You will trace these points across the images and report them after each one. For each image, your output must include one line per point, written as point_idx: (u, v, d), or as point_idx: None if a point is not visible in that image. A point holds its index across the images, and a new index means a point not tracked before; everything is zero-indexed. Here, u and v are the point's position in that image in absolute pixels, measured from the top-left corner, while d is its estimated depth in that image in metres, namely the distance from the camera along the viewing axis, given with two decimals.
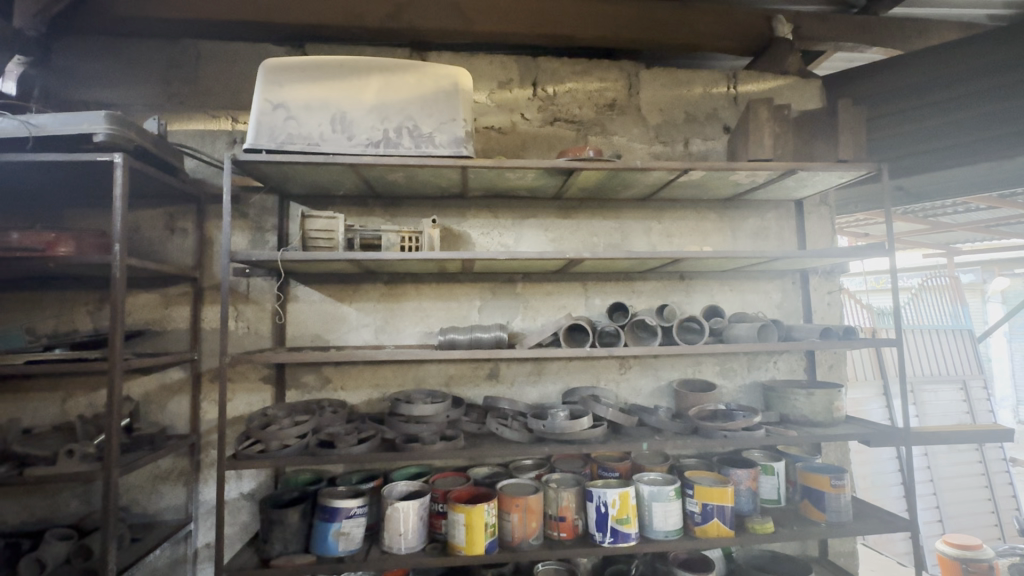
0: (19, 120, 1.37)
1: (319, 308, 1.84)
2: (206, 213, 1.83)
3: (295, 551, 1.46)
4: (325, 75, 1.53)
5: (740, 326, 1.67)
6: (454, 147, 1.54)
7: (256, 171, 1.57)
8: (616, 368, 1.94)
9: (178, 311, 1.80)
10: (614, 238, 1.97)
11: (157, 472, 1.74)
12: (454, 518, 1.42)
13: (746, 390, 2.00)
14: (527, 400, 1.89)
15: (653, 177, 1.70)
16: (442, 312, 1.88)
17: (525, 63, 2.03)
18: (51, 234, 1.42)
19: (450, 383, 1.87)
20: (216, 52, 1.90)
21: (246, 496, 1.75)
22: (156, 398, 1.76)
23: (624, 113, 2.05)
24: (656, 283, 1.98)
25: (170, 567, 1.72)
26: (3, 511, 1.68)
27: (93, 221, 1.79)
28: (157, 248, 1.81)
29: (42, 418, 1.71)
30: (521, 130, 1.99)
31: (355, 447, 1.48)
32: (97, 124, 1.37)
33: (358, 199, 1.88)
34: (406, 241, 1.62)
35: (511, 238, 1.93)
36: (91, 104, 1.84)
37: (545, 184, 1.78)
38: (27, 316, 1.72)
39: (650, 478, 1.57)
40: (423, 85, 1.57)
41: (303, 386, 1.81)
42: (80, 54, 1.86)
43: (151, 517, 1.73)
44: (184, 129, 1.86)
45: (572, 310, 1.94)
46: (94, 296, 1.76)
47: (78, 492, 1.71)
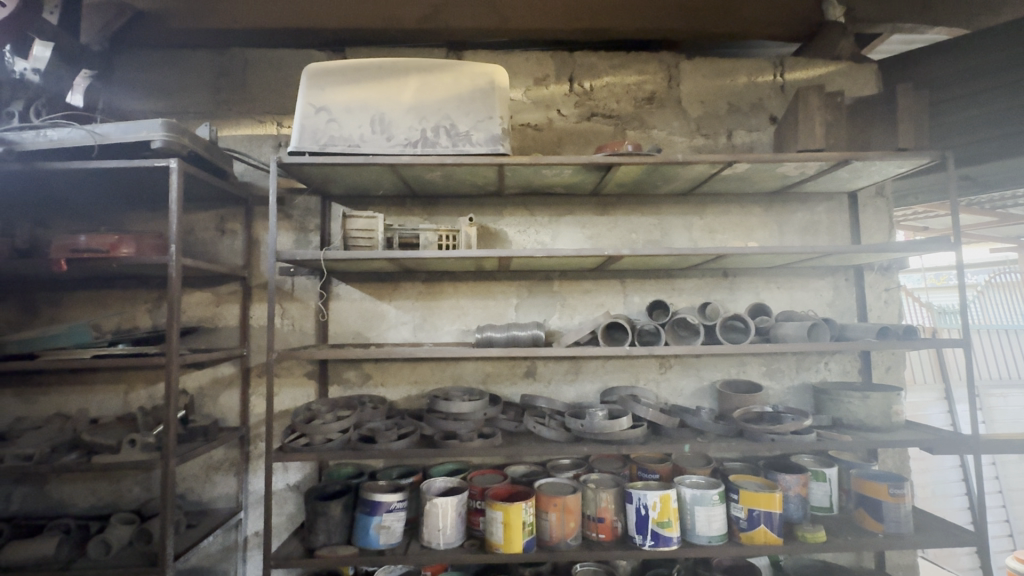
0: (85, 130, 1.46)
1: (360, 306, 1.88)
2: (253, 214, 1.91)
3: (338, 543, 1.50)
4: (365, 77, 1.57)
5: (789, 325, 1.59)
6: (491, 145, 1.53)
7: (300, 173, 1.63)
8: (655, 368, 1.90)
9: (228, 309, 1.88)
10: (654, 234, 1.93)
11: (210, 461, 1.82)
12: (493, 516, 1.42)
13: (795, 392, 1.91)
14: (565, 399, 1.88)
15: (695, 170, 1.65)
16: (479, 310, 1.89)
17: (561, 58, 2.01)
18: (114, 236, 1.50)
19: (488, 381, 1.87)
20: (262, 59, 1.97)
21: (292, 487, 1.81)
22: (209, 391, 1.85)
23: (664, 106, 1.99)
24: (697, 281, 1.92)
25: (223, 553, 1.80)
26: (74, 494, 1.80)
27: (152, 224, 1.90)
28: (209, 249, 1.89)
29: (108, 408, 1.83)
30: (558, 126, 1.97)
31: (395, 442, 1.50)
32: (155, 131, 1.44)
33: (397, 198, 1.91)
34: (443, 240, 1.64)
35: (548, 235, 1.92)
36: (149, 113, 1.95)
37: (582, 181, 1.75)
38: (94, 314, 1.84)
39: (692, 481, 1.52)
40: (460, 84, 1.57)
41: (345, 382, 1.86)
42: (139, 66, 1.97)
43: (205, 505, 1.82)
44: (232, 135, 1.94)
45: (610, 308, 1.90)
46: (153, 294, 1.86)
47: (140, 479, 1.82)
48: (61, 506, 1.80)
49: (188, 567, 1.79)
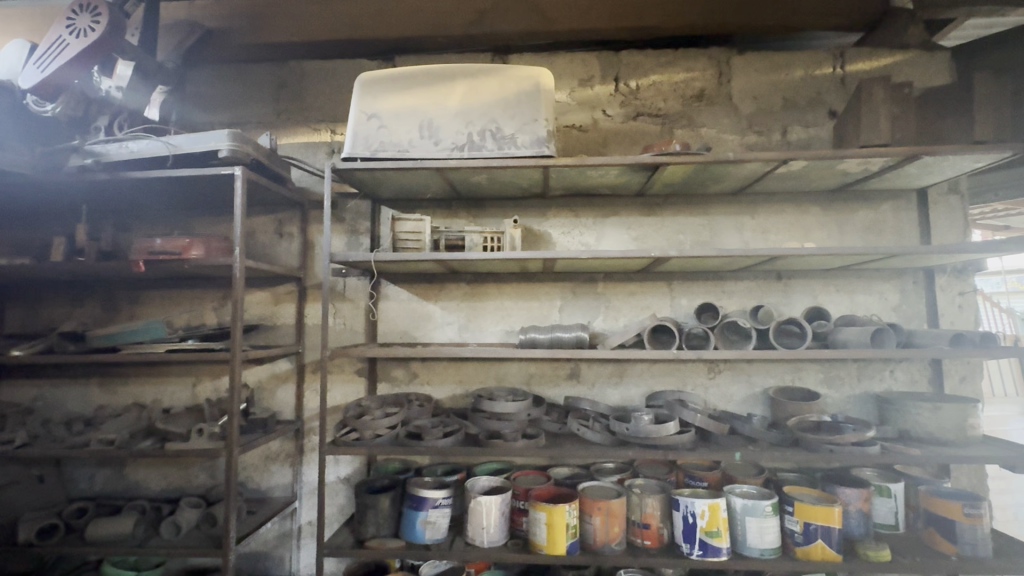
0: (162, 141, 1.58)
1: (407, 306, 1.94)
2: (309, 218, 2.01)
3: (386, 535, 1.55)
4: (414, 84, 1.61)
5: (849, 330, 1.51)
6: (536, 147, 1.54)
7: (352, 178, 1.69)
8: (703, 372, 1.84)
9: (285, 308, 1.98)
10: (702, 235, 1.88)
11: (269, 452, 1.93)
12: (536, 516, 1.43)
13: (855, 402, 1.80)
14: (609, 402, 1.86)
15: (747, 169, 1.60)
16: (523, 311, 1.90)
17: (607, 58, 1.99)
18: (185, 240, 1.62)
19: (531, 382, 1.88)
20: (317, 69, 2.07)
21: (343, 480, 1.88)
22: (268, 385, 1.95)
23: (714, 103, 1.94)
24: (749, 283, 1.86)
25: (280, 539, 1.90)
26: (148, 478, 1.95)
27: (217, 227, 2.03)
28: (269, 251, 2.00)
29: (178, 399, 1.97)
30: (603, 127, 1.95)
31: (441, 440, 1.54)
32: (222, 141, 1.55)
33: (443, 201, 1.95)
34: (488, 242, 1.66)
35: (593, 236, 1.90)
36: (216, 124, 2.09)
37: (627, 181, 1.73)
38: (167, 311, 1.99)
39: (743, 490, 1.47)
40: (506, 87, 1.59)
41: (392, 380, 1.92)
42: (207, 81, 2.11)
43: (264, 493, 1.92)
44: (290, 143, 2.04)
45: (657, 310, 1.87)
46: (219, 293, 1.99)
47: (206, 466, 1.94)
48: (137, 488, 1.95)
49: (248, 551, 1.90)
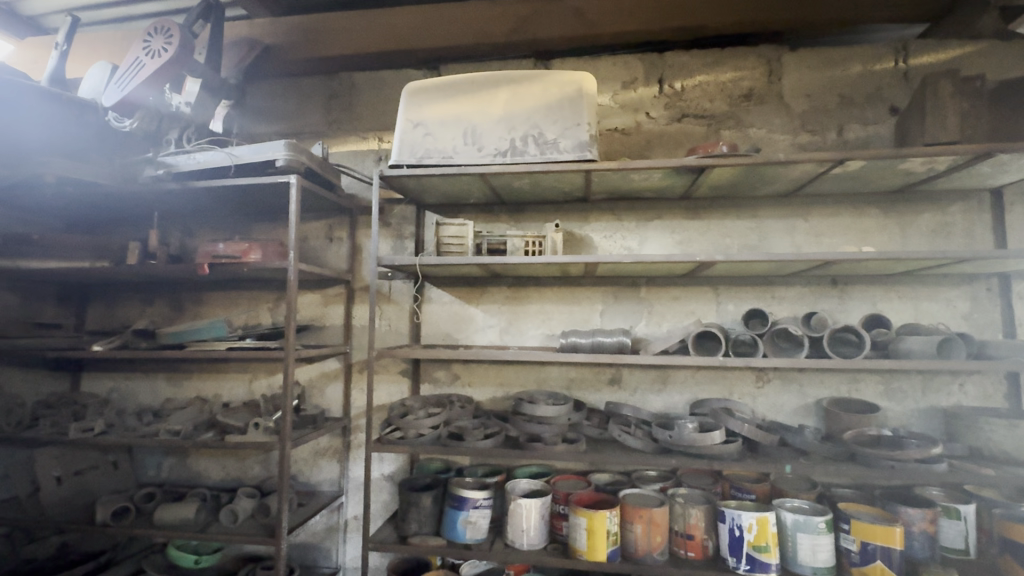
0: (225, 152, 1.69)
1: (450, 309, 1.98)
2: (357, 222, 2.09)
3: (428, 533, 1.58)
4: (458, 91, 1.65)
5: (913, 339, 1.42)
6: (578, 151, 1.54)
7: (399, 184, 1.75)
8: (751, 381, 1.78)
9: (335, 309, 2.06)
10: (750, 238, 1.82)
11: (318, 447, 2.01)
12: (576, 521, 1.42)
13: (920, 416, 1.69)
14: (651, 408, 1.82)
15: (800, 170, 1.54)
16: (564, 315, 1.90)
17: (651, 60, 1.97)
18: (245, 244, 1.72)
19: (572, 386, 1.87)
20: (366, 80, 2.15)
21: (387, 477, 1.94)
22: (318, 383, 2.04)
23: (763, 102, 1.88)
24: (801, 289, 1.78)
25: (327, 532, 1.97)
26: (209, 467, 2.08)
27: (273, 231, 2.14)
28: (320, 254, 2.10)
29: (236, 394, 2.09)
30: (646, 129, 1.93)
31: (482, 441, 1.56)
32: (280, 151, 1.64)
33: (486, 206, 1.98)
34: (530, 246, 1.68)
35: (635, 240, 1.88)
36: (273, 135, 2.21)
37: (672, 184, 1.70)
38: (227, 311, 2.12)
39: (793, 505, 1.41)
40: (548, 93, 1.60)
41: (435, 381, 1.96)
42: (266, 94, 2.24)
43: (313, 487, 2.00)
44: (341, 151, 2.14)
45: (702, 316, 1.82)
46: (274, 295, 2.10)
47: (260, 459, 2.05)
48: (199, 476, 2.08)
49: (298, 542, 1.99)
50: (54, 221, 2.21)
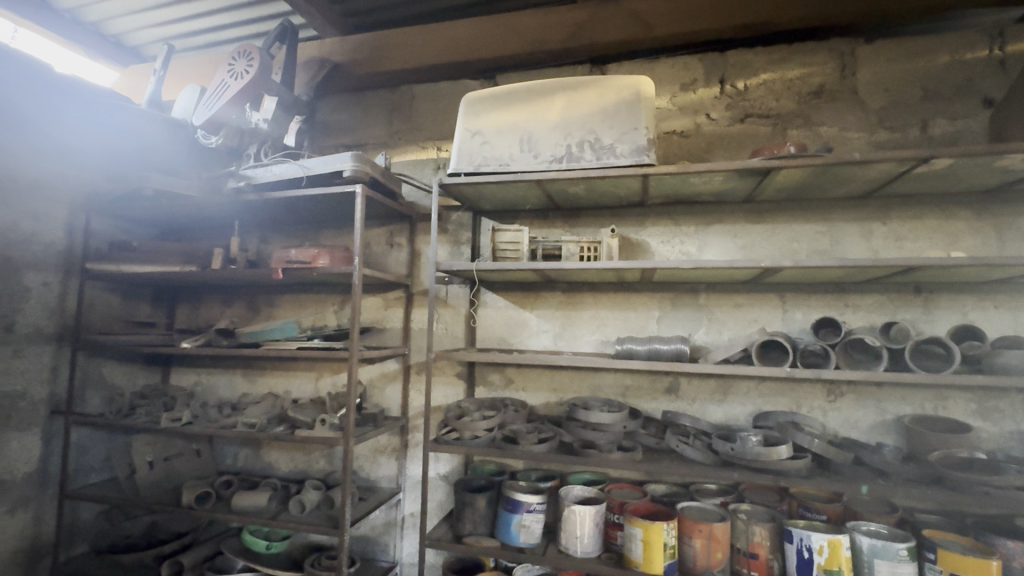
0: (298, 164, 1.81)
1: (504, 313, 2.00)
2: (417, 229, 2.16)
3: (482, 534, 1.61)
4: (515, 100, 1.68)
5: (1012, 353, 1.29)
6: (636, 155, 1.52)
7: (456, 192, 1.81)
8: (822, 394, 1.68)
9: (394, 312, 2.15)
10: (820, 243, 1.72)
11: (378, 445, 2.10)
12: (632, 532, 1.39)
13: (1021, 439, 1.53)
14: (711, 419, 1.76)
15: (877, 170, 1.44)
16: (620, 321, 1.88)
17: (712, 60, 1.91)
18: (314, 250, 1.83)
19: (627, 394, 1.84)
20: (426, 92, 2.23)
21: (442, 477, 1.99)
22: (378, 383, 2.13)
23: (835, 99, 1.78)
24: (878, 296, 1.66)
25: (386, 527, 2.05)
26: (279, 459, 2.22)
27: (338, 237, 2.26)
28: (381, 260, 2.19)
29: (304, 390, 2.22)
30: (706, 131, 1.88)
31: (536, 446, 1.57)
32: (347, 163, 1.73)
33: (541, 211, 2.00)
34: (585, 251, 1.67)
35: (694, 245, 1.83)
36: (340, 146, 2.34)
37: (734, 187, 1.65)
38: (297, 312, 2.26)
39: (870, 529, 1.32)
40: (605, 97, 1.59)
41: (489, 384, 1.99)
42: (333, 108, 2.37)
43: (373, 482, 2.09)
44: (402, 161, 2.23)
45: (766, 324, 1.74)
46: (339, 298, 2.21)
47: (325, 453, 2.16)
48: (270, 467, 2.23)
49: (358, 534, 2.08)
50: (149, 230, 2.45)
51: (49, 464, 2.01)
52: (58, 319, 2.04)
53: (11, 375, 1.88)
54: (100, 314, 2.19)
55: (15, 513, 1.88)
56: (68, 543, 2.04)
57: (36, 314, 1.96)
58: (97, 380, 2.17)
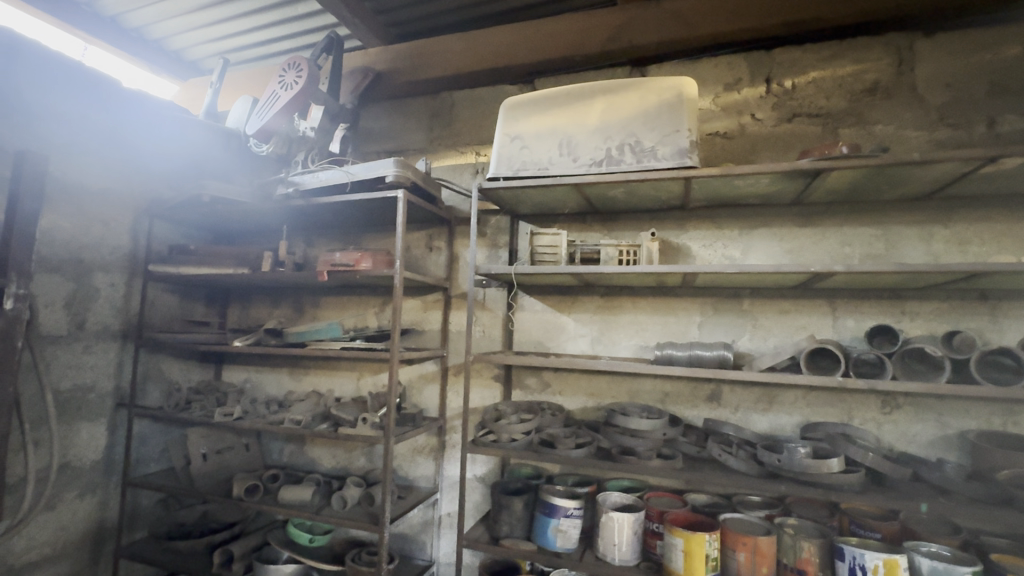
0: (343, 170, 1.87)
1: (542, 317, 2.01)
2: (455, 232, 2.20)
3: (519, 537, 1.61)
4: (555, 104, 1.69)
5: None
6: (677, 158, 1.50)
7: (496, 196, 1.83)
8: (876, 406, 1.60)
9: (433, 314, 2.19)
10: (875, 247, 1.64)
11: (416, 445, 2.14)
12: (672, 542, 1.37)
13: None
14: (756, 429, 1.70)
15: (938, 170, 1.37)
16: (660, 326, 1.85)
17: (757, 58, 1.86)
18: (357, 253, 1.88)
19: (667, 401, 1.81)
20: (465, 98, 2.27)
21: (479, 478, 2.00)
22: (417, 384, 2.17)
23: (890, 96, 1.69)
24: (939, 304, 1.57)
25: (423, 525, 2.08)
26: (323, 455, 2.29)
27: (380, 241, 2.32)
28: (421, 263, 2.24)
29: (346, 389, 2.29)
30: (751, 132, 1.83)
31: (574, 451, 1.56)
32: (389, 168, 1.78)
33: (579, 215, 1.99)
34: (624, 255, 1.66)
35: (738, 250, 1.78)
36: (382, 152, 2.41)
37: (781, 189, 1.60)
38: (340, 314, 2.33)
39: (930, 550, 1.25)
40: (646, 100, 1.57)
41: (526, 387, 2.00)
42: (376, 115, 2.44)
43: (411, 481, 2.13)
44: (442, 166, 2.27)
45: (815, 332, 1.68)
46: (380, 300, 2.28)
47: (366, 451, 2.22)
48: (313, 463, 2.31)
49: (396, 532, 2.12)
50: (205, 234, 2.59)
51: (114, 452, 2.15)
52: (123, 317, 2.18)
53: (82, 369, 2.03)
54: (160, 312, 2.33)
55: (84, 497, 2.02)
56: (129, 527, 2.17)
57: (105, 312, 2.11)
58: (156, 374, 2.31)
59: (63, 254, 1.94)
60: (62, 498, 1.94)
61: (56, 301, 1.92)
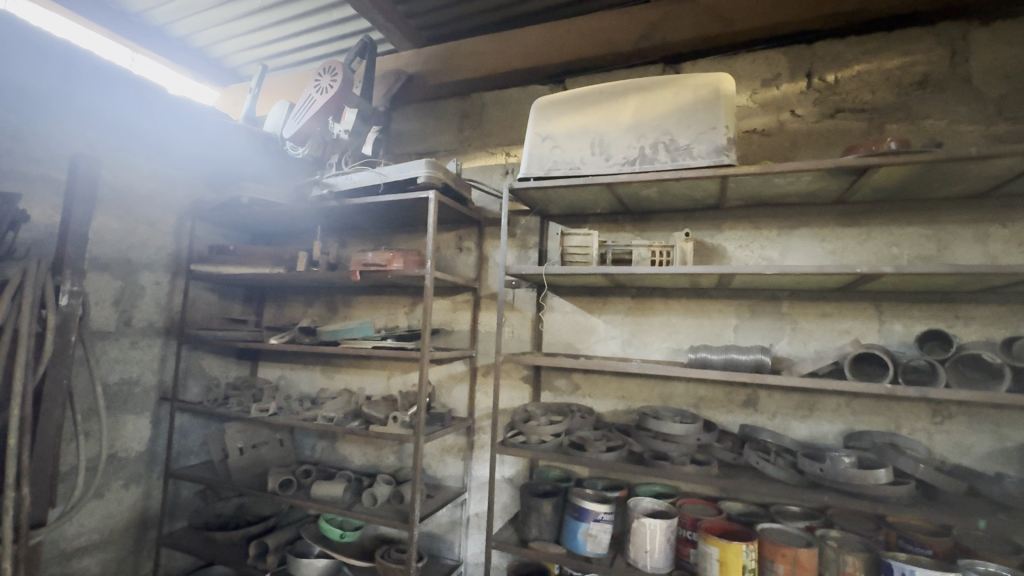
0: (376, 172, 1.90)
1: (571, 318, 1.99)
2: (485, 233, 2.21)
3: (548, 540, 1.60)
4: (586, 103, 1.67)
5: None
6: (714, 156, 1.46)
7: (526, 196, 1.82)
8: (925, 416, 1.52)
9: (462, 315, 2.20)
10: (925, 248, 1.56)
11: (445, 444, 2.15)
12: (707, 550, 1.33)
13: None
14: (795, 437, 1.64)
15: (997, 166, 1.29)
16: (693, 329, 1.80)
17: (797, 53, 1.80)
18: (389, 253, 1.90)
19: (701, 405, 1.76)
20: (496, 98, 2.27)
21: (507, 480, 2.00)
22: (446, 384, 2.18)
23: (942, 89, 1.61)
24: (996, 308, 1.48)
25: (451, 525, 2.09)
26: (353, 452, 2.33)
27: (410, 241, 2.35)
28: (451, 263, 2.25)
29: (377, 388, 2.32)
30: (791, 129, 1.77)
31: (604, 454, 1.54)
32: (421, 169, 1.80)
33: (610, 215, 1.97)
34: (657, 256, 1.63)
35: (776, 251, 1.72)
36: (413, 154, 2.44)
37: (824, 188, 1.53)
38: (372, 313, 2.37)
39: (988, 570, 1.17)
40: (681, 97, 1.54)
41: (556, 389, 1.98)
42: (407, 117, 2.47)
43: (439, 480, 2.14)
44: (472, 167, 2.28)
45: (859, 336, 1.61)
46: (411, 300, 2.30)
47: (396, 449, 2.25)
48: (344, 460, 2.35)
49: (425, 531, 2.14)
50: (243, 235, 2.68)
51: (157, 445, 2.23)
52: (167, 315, 2.27)
53: (128, 364, 2.12)
54: (200, 311, 2.41)
55: (129, 487, 2.11)
56: (170, 517, 2.26)
57: (150, 310, 2.20)
58: (197, 370, 2.39)
59: (112, 254, 2.04)
60: (109, 486, 2.04)
61: (105, 298, 2.02)
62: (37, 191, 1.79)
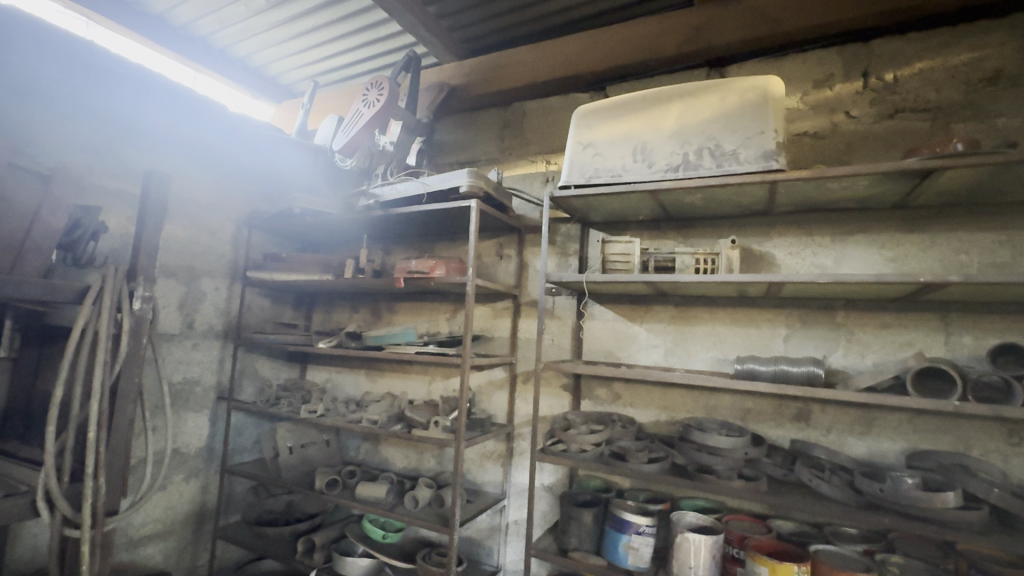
0: (420, 182, 1.95)
1: (612, 326, 1.97)
2: (525, 241, 2.22)
3: (588, 551, 1.58)
4: (628, 110, 1.66)
5: None
6: (762, 161, 1.42)
7: (567, 204, 1.83)
8: (1000, 436, 1.41)
9: (502, 322, 2.22)
10: (997, 256, 1.46)
11: (485, 450, 2.17)
12: (756, 570, 1.27)
13: None
14: (852, 454, 1.56)
15: None
16: (739, 339, 1.75)
17: (853, 51, 1.72)
18: (432, 261, 1.93)
19: (748, 418, 1.70)
20: (537, 107, 2.29)
21: (547, 488, 1.99)
22: (486, 390, 2.21)
23: (1017, 85, 1.50)
24: None
25: (490, 531, 2.10)
26: (396, 455, 2.39)
27: (452, 248, 2.39)
28: (491, 270, 2.28)
29: (419, 392, 2.37)
30: (845, 131, 1.69)
31: (646, 465, 1.51)
32: (463, 179, 1.83)
33: (653, 222, 1.94)
34: (701, 263, 1.59)
35: (830, 258, 1.65)
36: (455, 163, 2.50)
37: (882, 192, 1.46)
38: (414, 319, 2.43)
39: None
40: (727, 101, 1.50)
41: (596, 398, 1.96)
42: (450, 127, 2.53)
43: (479, 485, 2.16)
44: (513, 175, 2.31)
45: (922, 348, 1.51)
46: (452, 307, 2.34)
47: (437, 454, 2.29)
48: (387, 462, 2.41)
49: (464, 536, 2.16)
50: (294, 244, 2.81)
51: (214, 441, 2.36)
52: (225, 319, 2.41)
53: (190, 364, 2.26)
54: (255, 315, 2.54)
55: (189, 480, 2.24)
56: (225, 511, 2.38)
57: (210, 314, 2.34)
58: (251, 371, 2.52)
59: (178, 261, 2.19)
60: (172, 479, 2.17)
61: (171, 303, 2.17)
62: (114, 204, 1.96)
